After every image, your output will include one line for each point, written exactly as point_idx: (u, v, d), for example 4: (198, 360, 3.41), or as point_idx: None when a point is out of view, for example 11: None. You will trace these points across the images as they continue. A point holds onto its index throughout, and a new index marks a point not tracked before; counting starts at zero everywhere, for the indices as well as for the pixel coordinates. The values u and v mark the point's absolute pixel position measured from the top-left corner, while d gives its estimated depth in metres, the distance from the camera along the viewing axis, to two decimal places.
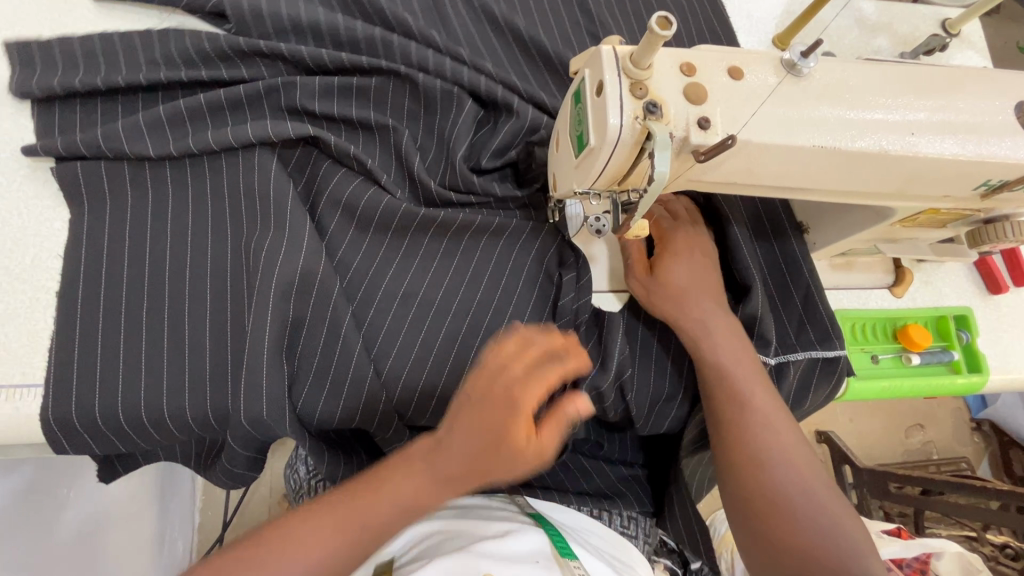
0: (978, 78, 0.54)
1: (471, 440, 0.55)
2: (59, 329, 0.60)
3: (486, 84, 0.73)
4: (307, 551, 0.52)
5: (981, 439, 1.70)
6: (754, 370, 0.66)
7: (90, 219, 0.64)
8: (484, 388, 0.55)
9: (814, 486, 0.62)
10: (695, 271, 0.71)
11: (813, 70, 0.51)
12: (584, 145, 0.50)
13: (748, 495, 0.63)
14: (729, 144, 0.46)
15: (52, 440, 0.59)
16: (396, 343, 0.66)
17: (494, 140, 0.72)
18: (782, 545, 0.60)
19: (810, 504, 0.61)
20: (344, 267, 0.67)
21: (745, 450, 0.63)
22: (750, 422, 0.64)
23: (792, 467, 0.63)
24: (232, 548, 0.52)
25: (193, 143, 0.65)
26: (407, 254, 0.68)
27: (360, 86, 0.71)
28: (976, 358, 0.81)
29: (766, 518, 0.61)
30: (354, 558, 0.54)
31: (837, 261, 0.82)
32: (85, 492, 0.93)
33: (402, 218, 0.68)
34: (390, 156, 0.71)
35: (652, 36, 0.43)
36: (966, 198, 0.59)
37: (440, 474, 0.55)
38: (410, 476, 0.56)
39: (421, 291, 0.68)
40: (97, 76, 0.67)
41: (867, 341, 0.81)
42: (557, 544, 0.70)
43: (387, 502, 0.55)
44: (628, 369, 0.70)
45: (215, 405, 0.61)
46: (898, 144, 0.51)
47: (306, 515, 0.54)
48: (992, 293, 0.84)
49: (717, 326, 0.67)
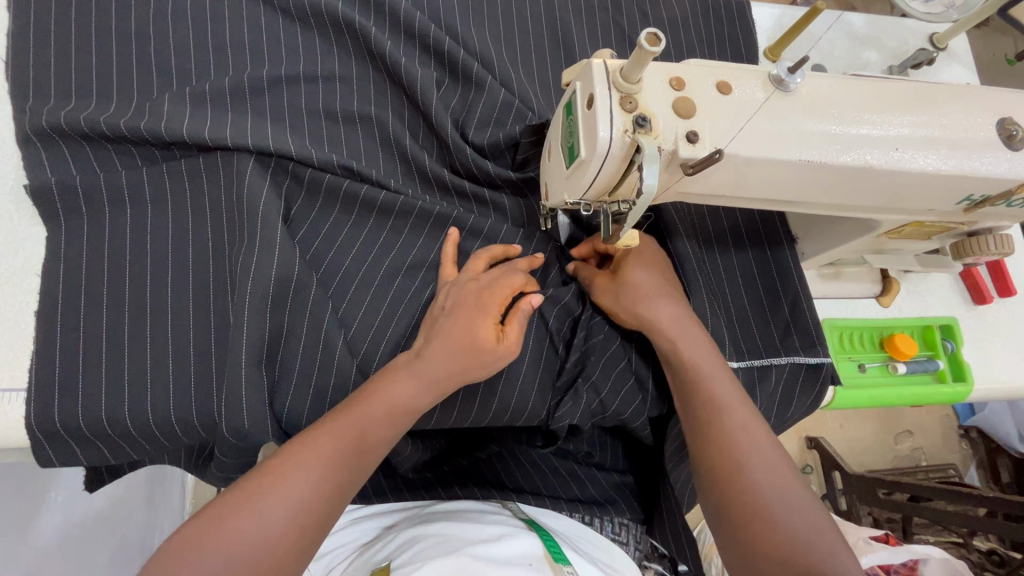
0: (962, 95, 0.55)
1: (449, 339, 0.62)
2: (48, 334, 0.60)
3: (462, 55, 0.74)
4: (296, 477, 0.54)
5: (969, 446, 1.72)
6: (726, 370, 0.67)
7: (80, 225, 0.64)
8: (453, 296, 0.65)
9: (795, 492, 0.60)
10: (657, 276, 0.70)
11: (800, 86, 0.52)
12: (575, 156, 0.51)
13: (727, 499, 0.61)
14: (717, 158, 0.47)
15: (42, 443, 0.59)
16: (387, 340, 0.66)
17: (475, 115, 0.74)
18: (762, 552, 0.57)
19: (789, 509, 0.58)
20: (335, 273, 0.67)
21: (722, 452, 0.63)
22: (728, 425, 0.63)
23: (772, 473, 0.61)
24: (210, 508, 0.52)
25: (165, 129, 0.64)
26: (406, 242, 0.71)
27: (342, 78, 0.73)
28: (960, 367, 0.82)
29: (744, 522, 0.59)
30: (342, 476, 0.56)
31: (826, 271, 0.83)
32: (65, 498, 0.91)
33: (401, 207, 0.70)
34: (380, 142, 0.73)
35: (642, 52, 0.44)
36: (950, 212, 0.60)
37: (423, 374, 0.61)
38: (396, 379, 0.60)
39: (411, 290, 0.69)
40: (91, 78, 0.67)
41: (854, 350, 0.82)
42: (550, 548, 0.71)
43: (377, 407, 0.59)
44: (631, 380, 0.73)
45: (201, 410, 0.61)
46: (883, 159, 0.52)
47: (290, 448, 0.56)
48: (977, 304, 0.86)
49: (692, 329, 0.67)
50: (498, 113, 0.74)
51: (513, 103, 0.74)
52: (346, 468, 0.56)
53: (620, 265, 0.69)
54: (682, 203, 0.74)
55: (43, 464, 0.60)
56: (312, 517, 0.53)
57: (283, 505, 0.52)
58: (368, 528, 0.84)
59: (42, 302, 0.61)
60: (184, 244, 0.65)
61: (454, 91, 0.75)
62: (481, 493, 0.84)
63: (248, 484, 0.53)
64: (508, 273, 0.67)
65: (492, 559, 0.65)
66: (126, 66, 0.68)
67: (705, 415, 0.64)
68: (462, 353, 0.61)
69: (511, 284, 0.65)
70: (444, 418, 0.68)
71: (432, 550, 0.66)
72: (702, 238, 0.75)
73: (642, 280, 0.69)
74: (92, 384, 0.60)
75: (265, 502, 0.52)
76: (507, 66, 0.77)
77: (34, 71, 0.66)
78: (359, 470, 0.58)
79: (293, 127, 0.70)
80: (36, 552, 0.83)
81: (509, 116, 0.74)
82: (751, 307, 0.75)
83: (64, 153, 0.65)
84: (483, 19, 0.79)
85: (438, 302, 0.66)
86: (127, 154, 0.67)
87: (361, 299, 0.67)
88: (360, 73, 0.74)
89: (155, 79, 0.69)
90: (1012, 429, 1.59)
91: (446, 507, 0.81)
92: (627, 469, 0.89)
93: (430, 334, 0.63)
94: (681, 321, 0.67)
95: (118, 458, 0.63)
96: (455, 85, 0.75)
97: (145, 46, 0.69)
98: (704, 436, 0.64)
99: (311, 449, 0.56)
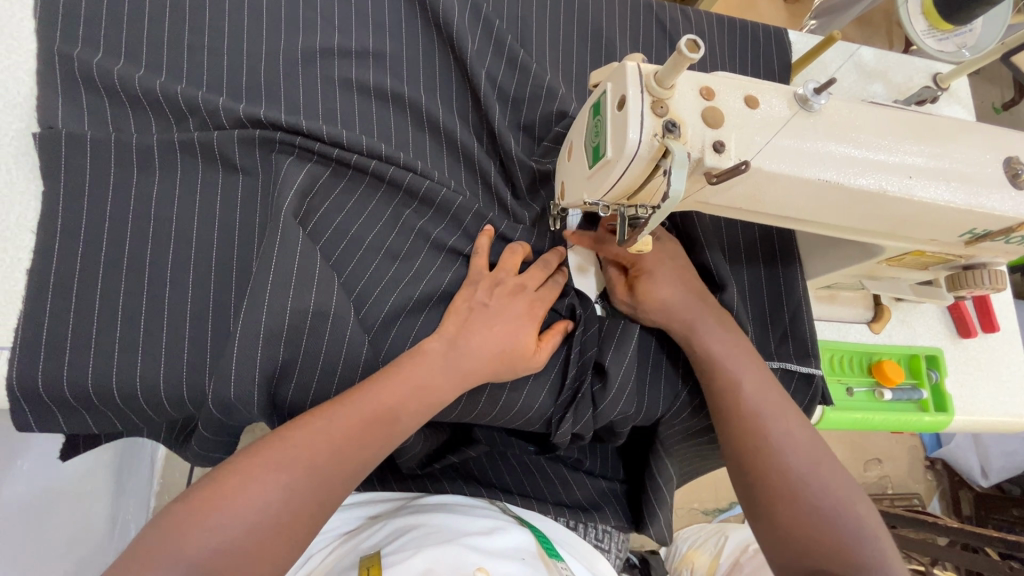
0: (971, 131, 0.57)
1: (483, 345, 0.64)
2: (31, 293, 0.58)
3: (498, 38, 0.76)
4: (312, 453, 0.53)
5: (934, 477, 1.76)
6: (760, 370, 0.68)
7: (73, 182, 0.61)
8: (500, 298, 0.67)
9: (828, 477, 0.63)
10: (676, 286, 0.70)
11: (823, 107, 0.54)
12: (601, 156, 0.52)
13: (770, 501, 0.62)
14: (743, 170, 0.48)
15: (21, 406, 0.57)
16: (408, 307, 0.67)
17: (512, 87, 0.76)
18: (796, 533, 0.60)
19: (823, 494, 0.61)
20: (360, 243, 0.67)
21: (761, 440, 0.64)
22: (763, 416, 0.64)
23: (813, 469, 0.63)
24: (208, 481, 0.51)
25: (201, 97, 0.65)
26: (428, 223, 0.71)
27: (376, 52, 0.73)
28: (943, 397, 0.84)
29: (779, 506, 0.61)
30: (362, 457, 0.56)
31: (821, 294, 0.86)
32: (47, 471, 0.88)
33: (424, 193, 0.69)
34: (411, 121, 0.73)
35: (680, 57, 0.44)
36: (951, 244, 0.62)
37: (450, 365, 0.62)
38: (423, 365, 0.61)
39: (431, 275, 0.69)
40: (105, 35, 0.65)
41: (843, 373, 0.84)
42: (544, 544, 0.77)
43: (404, 388, 0.59)
44: (630, 405, 0.71)
45: (192, 384, 0.60)
46: (897, 186, 0.53)
47: (309, 421, 0.55)
48: (962, 337, 0.88)
49: (702, 334, 0.68)
50: (544, 99, 0.75)
51: (544, 81, 0.75)
52: (358, 453, 0.56)
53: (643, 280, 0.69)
54: (710, 217, 0.75)
55: (20, 428, 0.58)
56: (319, 496, 0.53)
57: (301, 482, 0.52)
58: (346, 518, 0.84)
59: (34, 260, 0.59)
60: (189, 214, 0.64)
61: (491, 59, 0.75)
62: (468, 490, 0.85)
63: (257, 457, 0.52)
64: (549, 287, 0.71)
65: (486, 550, 0.69)
66: (142, 27, 0.67)
67: (738, 407, 0.65)
68: (496, 358, 0.64)
69: (551, 302, 0.70)
70: (449, 411, 0.69)
71: (423, 538, 0.69)
72: (726, 250, 0.77)
73: (662, 273, 0.70)
74: (80, 349, 0.58)
75: (279, 478, 0.51)
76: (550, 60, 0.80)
77: (44, 20, 0.63)
78: (373, 450, 0.57)
79: (311, 106, 0.69)
80: (20, 527, 0.81)
81: (543, 106, 0.75)
82: (753, 313, 0.77)
83: (70, 110, 0.63)
84: (512, 11, 0.79)
85: (477, 295, 0.67)
86: (137, 116, 0.65)
87: (379, 278, 0.67)
88: (408, 52, 0.75)
89: (176, 45, 0.67)
90: (976, 464, 1.63)
91: (433, 501, 0.82)
92: (617, 477, 0.87)
93: (464, 325, 0.65)
94: (691, 326, 0.68)
95: (96, 427, 0.61)
96: (498, 61, 0.76)
97: (165, 8, 0.68)
98: (739, 424, 0.65)
99: (322, 432, 0.54)
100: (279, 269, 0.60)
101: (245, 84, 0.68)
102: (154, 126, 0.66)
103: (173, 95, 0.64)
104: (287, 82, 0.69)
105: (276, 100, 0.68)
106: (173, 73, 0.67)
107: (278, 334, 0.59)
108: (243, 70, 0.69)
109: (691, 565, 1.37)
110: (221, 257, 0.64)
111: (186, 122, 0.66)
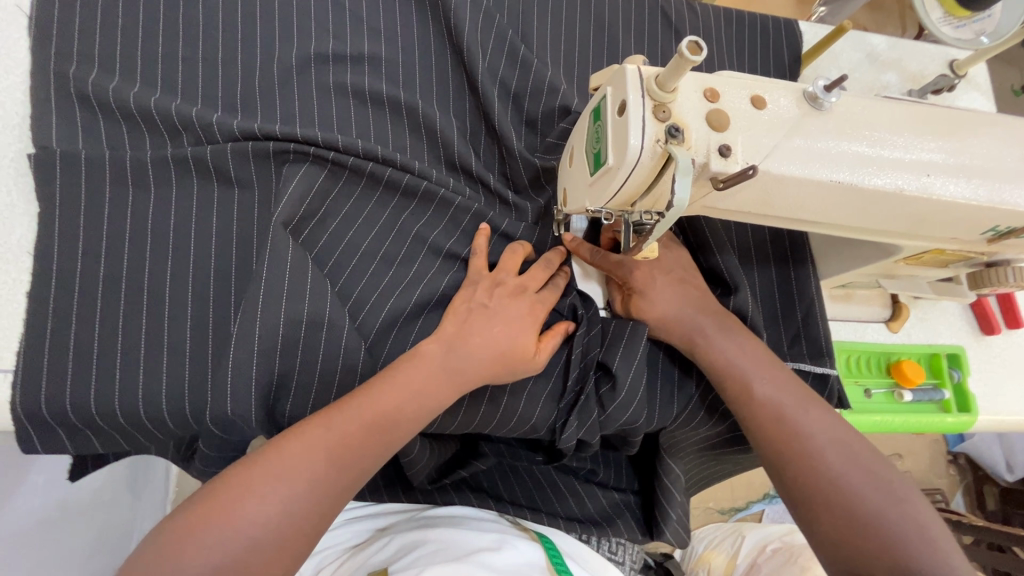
0: (991, 124, 0.54)
1: (482, 348, 0.63)
2: (32, 315, 0.58)
3: (495, 36, 0.74)
4: (309, 463, 0.52)
5: (956, 472, 1.71)
6: (778, 373, 0.65)
7: (70, 202, 0.61)
8: (500, 298, 0.66)
9: (879, 476, 0.58)
10: (682, 294, 0.68)
11: (834, 104, 0.51)
12: (602, 163, 0.50)
13: (808, 508, 0.57)
14: (750, 174, 0.45)
15: (26, 429, 0.56)
16: (404, 313, 0.66)
17: (513, 81, 0.74)
18: (855, 540, 0.54)
19: (875, 492, 0.56)
20: (356, 250, 0.66)
21: (791, 442, 0.60)
22: (788, 420, 0.61)
23: (854, 469, 0.58)
24: (203, 495, 0.50)
25: (196, 113, 0.64)
26: (426, 227, 0.69)
27: (371, 57, 0.72)
28: (965, 397, 0.81)
29: (828, 507, 0.56)
30: (361, 464, 0.55)
31: (836, 293, 0.83)
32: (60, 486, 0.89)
33: (423, 192, 0.69)
34: (407, 126, 0.72)
35: (682, 60, 0.42)
36: (973, 242, 0.59)
37: (449, 367, 0.61)
38: (420, 366, 0.60)
39: (428, 279, 0.68)
40: (98, 52, 0.65)
41: (861, 374, 0.82)
42: (552, 559, 0.79)
43: (402, 394, 0.58)
44: (640, 415, 0.69)
45: (195, 403, 0.59)
46: (914, 186, 0.51)
47: (304, 429, 0.54)
48: (985, 334, 0.85)
49: (716, 341, 0.66)
50: (545, 94, 0.74)
51: (546, 76, 0.74)
52: (357, 460, 0.55)
53: (646, 289, 0.68)
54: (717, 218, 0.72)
55: (27, 450, 0.58)
56: (320, 511, 0.52)
57: (298, 493, 0.51)
58: (359, 529, 0.87)
59: (33, 281, 0.58)
60: (186, 230, 0.64)
61: (498, 58, 0.74)
62: (476, 501, 0.83)
63: (253, 469, 0.51)
64: (550, 289, 0.69)
65: (493, 568, 0.72)
66: (136, 42, 0.66)
67: (757, 413, 0.62)
68: (494, 359, 0.63)
69: (553, 304, 0.69)
70: (450, 417, 0.68)
71: (435, 555, 0.71)
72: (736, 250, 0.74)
73: (656, 291, 0.68)
74: (81, 370, 0.58)
75: (274, 490, 0.50)
76: (550, 57, 0.78)
77: (39, 40, 0.63)
78: (371, 458, 0.56)
79: (308, 115, 0.68)
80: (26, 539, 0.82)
81: (545, 100, 0.75)
82: (766, 314, 0.74)
83: (66, 128, 0.63)
84: (509, 12, 0.78)
85: (477, 295, 0.66)
86: (134, 133, 0.65)
87: (375, 284, 0.66)
88: (406, 57, 0.74)
89: (171, 59, 0.67)
90: (1000, 459, 1.58)
91: (444, 512, 0.85)
92: (630, 489, 0.86)
93: (463, 328, 0.63)
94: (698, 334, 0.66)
95: (102, 447, 0.61)
96: (498, 58, 0.74)
97: (158, 23, 0.67)
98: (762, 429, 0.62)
99: (318, 441, 0.53)
100: (274, 285, 0.59)
101: (241, 97, 0.68)
102: (150, 143, 0.65)
103: (167, 111, 0.64)
104: (283, 93, 0.68)
105: (272, 111, 0.67)
106: (168, 87, 0.66)
107: (278, 351, 0.59)
108: (238, 82, 0.68)
109: (707, 565, 1.34)
110: (220, 273, 0.63)
111: (182, 138, 0.65)
